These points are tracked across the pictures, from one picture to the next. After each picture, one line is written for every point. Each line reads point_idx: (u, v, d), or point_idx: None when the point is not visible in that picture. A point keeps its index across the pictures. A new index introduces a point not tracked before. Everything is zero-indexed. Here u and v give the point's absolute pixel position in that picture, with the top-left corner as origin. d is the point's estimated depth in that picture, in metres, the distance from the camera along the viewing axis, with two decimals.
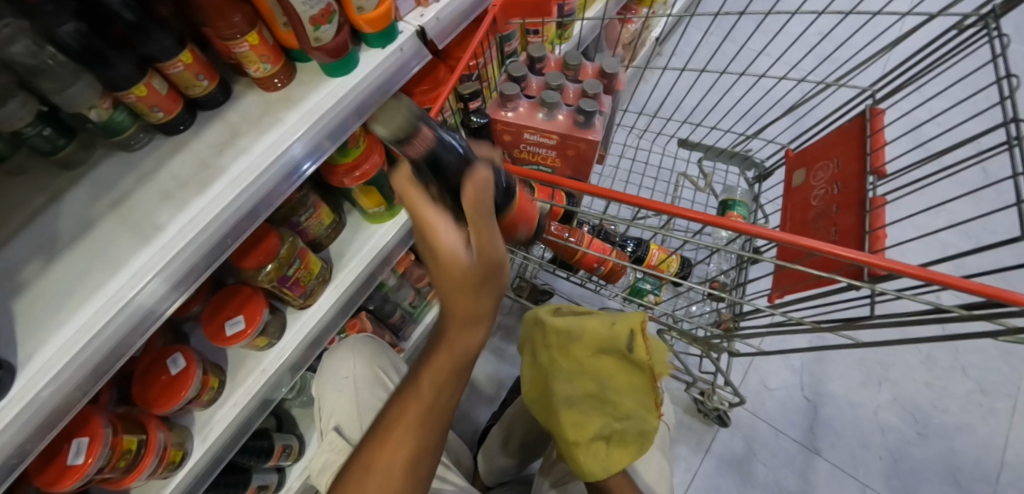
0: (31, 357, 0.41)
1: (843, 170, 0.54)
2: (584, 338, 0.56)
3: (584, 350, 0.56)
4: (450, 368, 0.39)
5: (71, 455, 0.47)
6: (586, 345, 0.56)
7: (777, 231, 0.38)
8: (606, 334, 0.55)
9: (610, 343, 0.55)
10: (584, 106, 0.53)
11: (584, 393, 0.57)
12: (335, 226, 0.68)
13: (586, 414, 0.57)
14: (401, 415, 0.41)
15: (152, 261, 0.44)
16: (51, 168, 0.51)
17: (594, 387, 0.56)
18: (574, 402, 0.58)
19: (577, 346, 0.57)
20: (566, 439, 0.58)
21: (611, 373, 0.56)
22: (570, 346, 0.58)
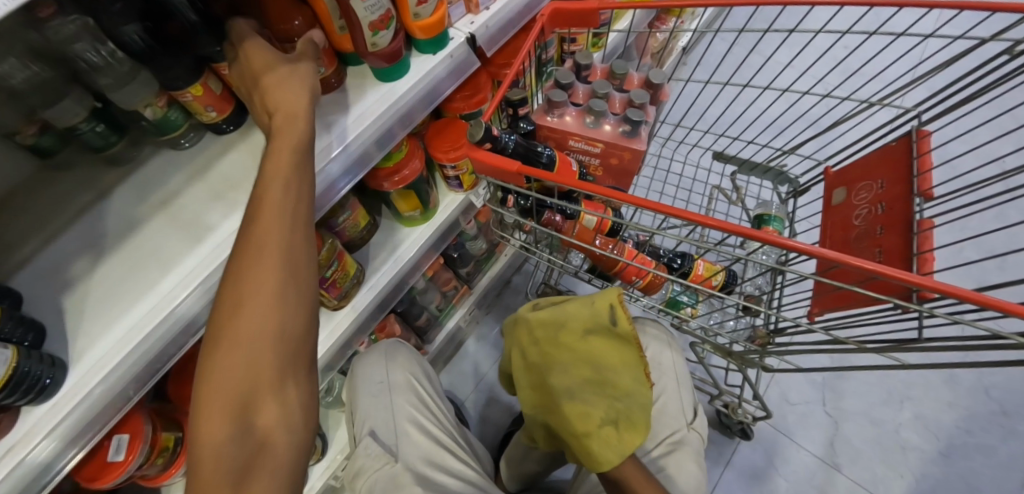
0: (84, 354, 0.41)
1: (889, 191, 0.54)
2: (572, 320, 0.49)
3: (573, 334, 0.49)
4: (290, 266, 0.33)
5: (111, 453, 0.47)
6: (575, 327, 0.49)
7: (824, 250, 0.38)
8: (586, 313, 0.48)
9: (592, 320, 0.48)
10: (631, 115, 0.53)
11: (583, 381, 0.49)
12: (369, 228, 0.69)
13: (591, 404, 0.48)
14: (234, 330, 0.32)
15: (205, 263, 0.44)
16: (101, 164, 0.52)
17: (591, 373, 0.49)
18: (579, 395, 0.48)
19: (564, 333, 0.49)
20: (576, 436, 0.49)
21: (602, 349, 0.49)
22: (564, 333, 0.49)
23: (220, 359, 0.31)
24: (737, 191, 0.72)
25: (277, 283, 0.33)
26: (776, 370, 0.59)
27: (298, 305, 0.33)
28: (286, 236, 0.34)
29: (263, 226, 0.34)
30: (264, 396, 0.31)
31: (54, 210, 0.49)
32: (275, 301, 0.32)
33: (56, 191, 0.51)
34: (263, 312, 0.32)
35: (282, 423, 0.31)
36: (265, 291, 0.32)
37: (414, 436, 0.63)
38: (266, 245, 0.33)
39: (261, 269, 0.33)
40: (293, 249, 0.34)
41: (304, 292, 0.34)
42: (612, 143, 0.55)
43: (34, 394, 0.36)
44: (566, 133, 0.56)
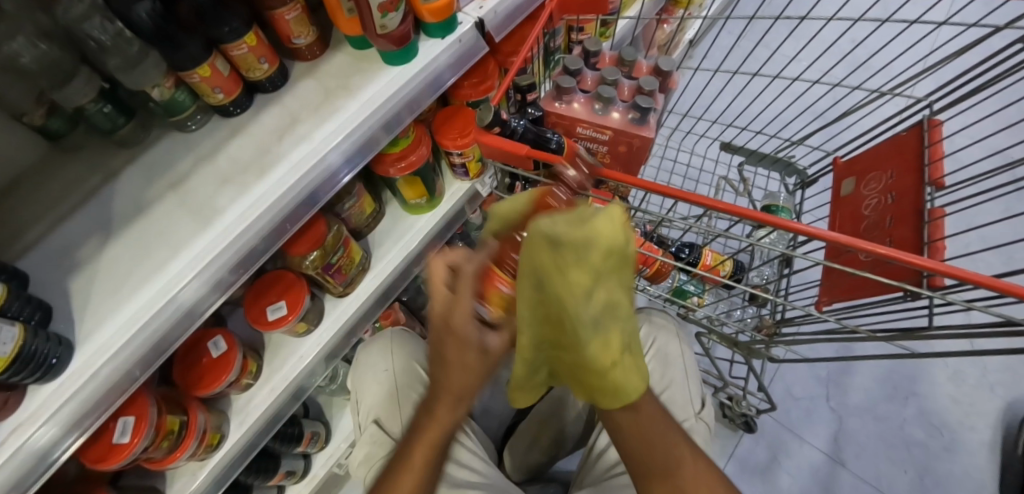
0: (91, 334, 0.41)
1: (899, 181, 0.53)
2: (588, 243, 0.33)
3: (578, 252, 0.33)
4: (432, 448, 0.35)
5: (117, 434, 0.47)
6: (581, 247, 0.33)
7: (835, 232, 0.37)
8: (616, 228, 0.33)
9: (622, 241, 0.34)
10: (641, 102, 0.52)
11: (601, 310, 0.35)
12: (375, 216, 0.69)
13: (607, 340, 0.36)
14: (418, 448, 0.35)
15: (212, 244, 0.44)
16: (108, 146, 0.51)
17: (606, 300, 0.36)
18: (598, 334, 0.36)
19: (586, 257, 0.33)
20: (598, 380, 0.38)
21: (609, 270, 0.35)
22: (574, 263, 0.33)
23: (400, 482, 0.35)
24: (744, 182, 0.71)
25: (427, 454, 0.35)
26: (783, 360, 0.58)
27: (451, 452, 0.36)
28: (468, 380, 0.34)
29: (450, 382, 0.34)
30: None
31: (62, 191, 0.49)
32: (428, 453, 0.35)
33: (64, 173, 0.51)
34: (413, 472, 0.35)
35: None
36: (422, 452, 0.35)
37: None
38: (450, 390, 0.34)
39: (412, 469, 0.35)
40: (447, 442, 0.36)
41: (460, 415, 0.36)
42: (621, 129, 0.55)
43: (39, 373, 0.36)
44: (574, 119, 0.56)
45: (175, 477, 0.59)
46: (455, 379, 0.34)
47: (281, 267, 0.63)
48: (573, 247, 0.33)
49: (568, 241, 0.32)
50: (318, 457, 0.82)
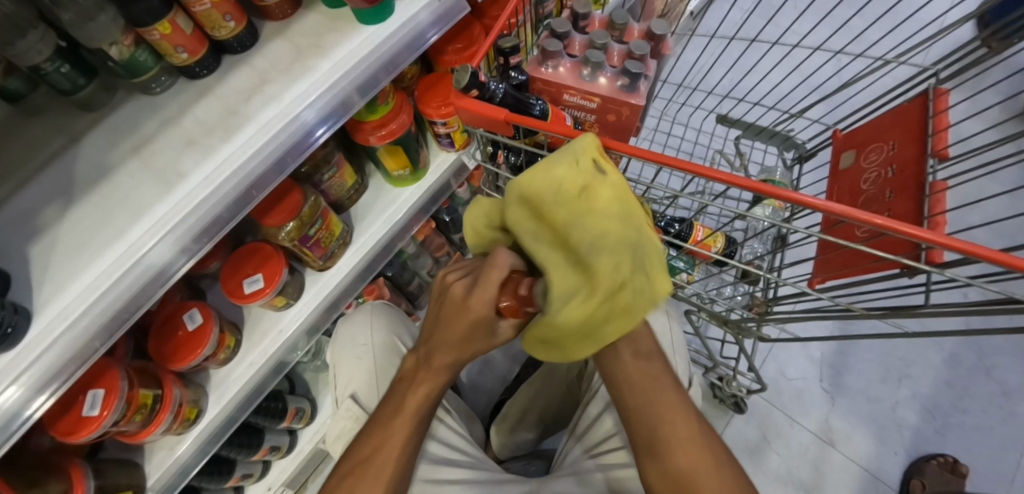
0: (49, 302, 0.40)
1: (901, 153, 0.51)
2: (587, 187, 0.37)
3: (590, 190, 0.37)
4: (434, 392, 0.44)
5: (86, 407, 0.46)
6: (603, 193, 0.36)
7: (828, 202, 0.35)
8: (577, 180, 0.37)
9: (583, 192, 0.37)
10: (630, 67, 0.49)
11: (610, 239, 0.35)
12: (357, 188, 0.66)
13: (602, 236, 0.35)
14: (392, 422, 0.44)
15: (175, 210, 0.42)
16: (71, 108, 0.49)
17: (609, 235, 0.35)
18: (599, 236, 0.35)
19: (562, 199, 0.36)
20: (577, 333, 0.35)
21: (622, 204, 0.38)
22: (581, 195, 0.37)
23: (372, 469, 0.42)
24: (740, 157, 0.69)
25: (422, 404, 0.43)
26: (772, 339, 0.57)
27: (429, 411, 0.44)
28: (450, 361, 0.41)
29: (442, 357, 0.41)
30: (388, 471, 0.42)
31: (22, 155, 0.47)
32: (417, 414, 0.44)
33: (26, 136, 0.48)
34: (409, 437, 0.43)
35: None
36: (399, 431, 0.43)
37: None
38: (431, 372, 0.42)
39: (396, 445, 0.43)
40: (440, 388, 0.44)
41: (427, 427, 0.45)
42: (608, 96, 0.52)
43: None
44: (561, 85, 0.53)
45: (153, 451, 0.59)
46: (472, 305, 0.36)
47: (259, 239, 0.61)
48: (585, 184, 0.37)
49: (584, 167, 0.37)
50: (303, 432, 0.82)
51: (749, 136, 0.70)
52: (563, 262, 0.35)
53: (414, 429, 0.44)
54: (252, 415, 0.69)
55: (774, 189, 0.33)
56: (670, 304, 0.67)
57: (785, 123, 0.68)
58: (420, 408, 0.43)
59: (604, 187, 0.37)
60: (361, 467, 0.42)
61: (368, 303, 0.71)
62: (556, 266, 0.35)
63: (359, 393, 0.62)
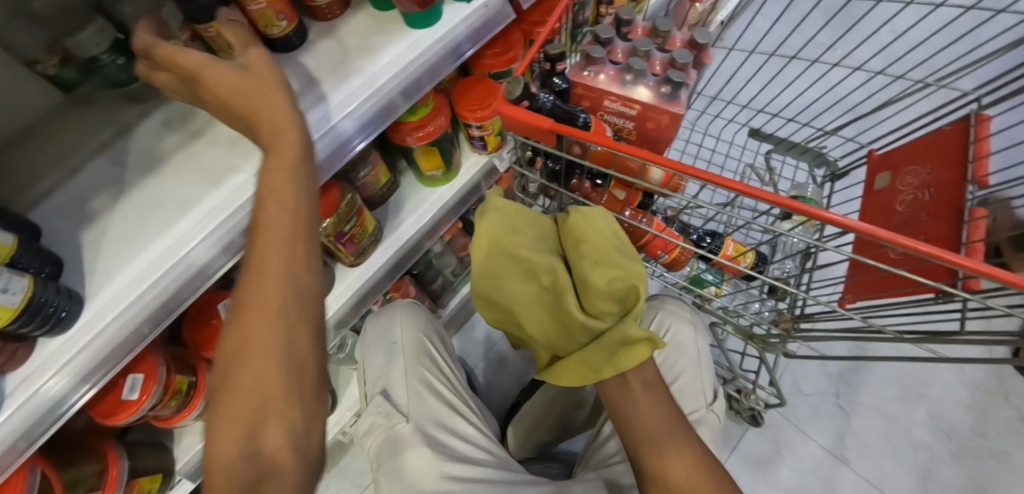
0: (100, 289, 0.42)
1: (939, 177, 0.51)
2: (586, 233, 0.45)
3: (580, 241, 0.45)
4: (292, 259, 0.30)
5: (126, 391, 0.47)
6: (601, 241, 0.45)
7: (854, 220, 0.37)
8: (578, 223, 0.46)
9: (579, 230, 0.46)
10: (674, 76, 0.50)
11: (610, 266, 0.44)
12: (389, 186, 0.67)
13: (597, 273, 0.42)
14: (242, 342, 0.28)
15: (224, 203, 0.43)
16: (121, 100, 0.50)
17: (606, 274, 0.42)
18: (596, 276, 0.42)
19: (583, 244, 0.45)
20: (597, 355, 0.43)
21: (621, 245, 0.46)
22: (575, 246, 0.46)
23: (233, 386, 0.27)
24: (772, 172, 0.69)
25: (281, 357, 0.28)
26: (798, 356, 0.57)
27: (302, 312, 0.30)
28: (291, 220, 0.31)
29: (267, 232, 0.30)
30: (276, 416, 0.27)
31: (74, 143, 0.48)
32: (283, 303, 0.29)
33: (75, 125, 0.50)
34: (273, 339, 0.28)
35: (290, 442, 0.27)
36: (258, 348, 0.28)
37: (430, 401, 0.62)
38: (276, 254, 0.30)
39: (256, 366, 0.27)
40: (299, 265, 0.30)
41: (306, 314, 0.30)
42: (650, 104, 0.52)
43: (49, 324, 0.38)
44: (603, 91, 0.53)
45: (182, 435, 0.61)
46: (259, 100, 0.33)
47: None
48: (583, 234, 0.46)
49: (585, 220, 0.46)
50: None
51: (781, 152, 0.71)
52: (546, 306, 0.46)
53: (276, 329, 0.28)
54: None
55: (808, 208, 0.34)
56: (696, 315, 0.68)
57: (818, 140, 0.68)
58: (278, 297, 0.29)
59: (606, 235, 0.46)
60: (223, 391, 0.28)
61: (395, 301, 0.73)
62: (543, 312, 0.46)
63: (390, 391, 0.62)
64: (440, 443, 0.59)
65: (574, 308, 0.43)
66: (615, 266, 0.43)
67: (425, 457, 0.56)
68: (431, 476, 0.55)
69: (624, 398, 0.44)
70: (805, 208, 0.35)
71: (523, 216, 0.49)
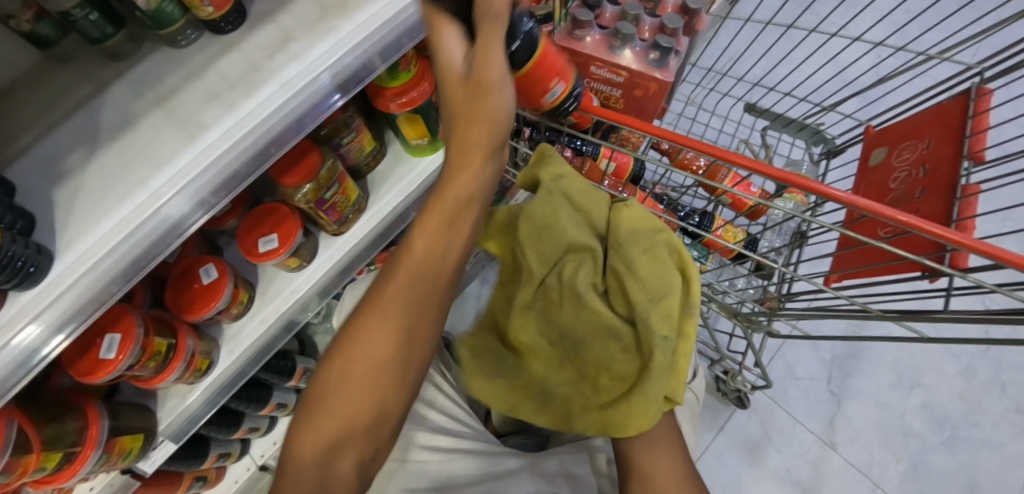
0: (71, 246, 0.42)
1: (936, 151, 0.48)
2: (641, 259, 0.47)
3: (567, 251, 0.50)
4: (418, 304, 0.33)
5: (104, 350, 0.47)
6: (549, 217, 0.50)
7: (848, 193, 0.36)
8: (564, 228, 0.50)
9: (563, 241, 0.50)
10: (662, 42, 0.49)
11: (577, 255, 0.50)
12: (375, 154, 0.66)
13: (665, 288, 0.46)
14: (337, 371, 0.31)
15: (196, 161, 0.42)
16: (99, 59, 0.49)
17: (649, 269, 0.46)
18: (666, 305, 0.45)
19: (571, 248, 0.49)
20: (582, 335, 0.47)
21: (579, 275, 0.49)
22: (624, 275, 0.46)
23: (317, 419, 0.30)
24: (767, 148, 0.67)
25: (326, 452, 0.29)
26: (782, 336, 0.56)
27: (400, 381, 0.32)
28: (428, 280, 0.33)
29: (395, 287, 0.33)
30: (352, 447, 0.30)
31: (48, 102, 0.48)
32: (388, 351, 0.31)
33: (53, 85, 0.49)
34: (376, 382, 0.31)
35: (358, 478, 0.30)
36: (354, 385, 0.30)
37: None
38: (396, 301, 0.32)
39: (341, 409, 0.30)
40: (445, 270, 0.34)
41: (420, 352, 0.33)
42: (637, 71, 0.51)
43: (18, 280, 0.37)
44: (589, 56, 0.52)
45: (166, 397, 0.62)
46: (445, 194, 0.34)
47: (276, 200, 0.62)
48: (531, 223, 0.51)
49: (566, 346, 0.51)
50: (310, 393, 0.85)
51: (777, 128, 0.69)
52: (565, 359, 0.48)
53: (384, 404, 0.31)
54: (262, 371, 0.71)
55: (800, 178, 0.33)
56: None
57: (816, 116, 0.66)
58: (394, 335, 0.31)
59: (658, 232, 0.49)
60: (319, 392, 0.31)
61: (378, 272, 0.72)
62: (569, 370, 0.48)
63: None
64: (417, 411, 0.60)
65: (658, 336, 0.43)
66: (662, 267, 0.47)
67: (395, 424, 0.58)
68: (407, 447, 0.57)
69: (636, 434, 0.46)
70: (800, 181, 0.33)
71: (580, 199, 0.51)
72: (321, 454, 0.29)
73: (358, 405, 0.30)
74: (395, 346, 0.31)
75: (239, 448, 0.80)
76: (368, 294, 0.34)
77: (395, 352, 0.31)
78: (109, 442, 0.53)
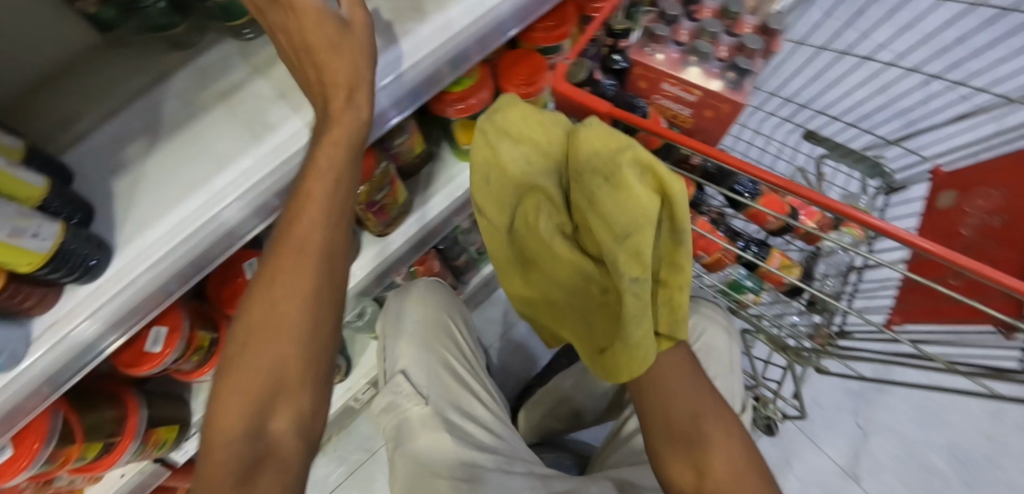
0: (129, 241, 0.41)
1: (1013, 201, 0.46)
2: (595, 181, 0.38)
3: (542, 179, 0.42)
4: (325, 255, 0.35)
5: (149, 343, 0.48)
6: (524, 138, 0.42)
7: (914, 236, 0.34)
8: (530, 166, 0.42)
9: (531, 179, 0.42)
10: (740, 62, 0.48)
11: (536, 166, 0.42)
12: (423, 157, 0.65)
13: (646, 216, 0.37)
14: (254, 357, 0.33)
15: (262, 162, 0.41)
16: (161, 46, 0.48)
17: (609, 205, 0.37)
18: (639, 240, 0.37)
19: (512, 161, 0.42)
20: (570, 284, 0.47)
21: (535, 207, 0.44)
22: (589, 211, 0.39)
23: (219, 402, 0.32)
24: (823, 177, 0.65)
25: (242, 419, 0.31)
26: (833, 374, 0.55)
27: (310, 360, 0.35)
28: (324, 236, 0.35)
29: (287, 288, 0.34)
30: (282, 403, 0.33)
31: (108, 87, 0.47)
32: (280, 336, 0.33)
33: (112, 69, 0.48)
34: (293, 364, 0.33)
35: (293, 434, 0.33)
36: (278, 328, 0.33)
37: (447, 380, 0.63)
38: (290, 253, 0.34)
39: (240, 386, 0.32)
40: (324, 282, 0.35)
41: (314, 344, 0.35)
42: (712, 91, 0.49)
43: (79, 274, 0.38)
44: (663, 73, 0.50)
45: (201, 388, 0.62)
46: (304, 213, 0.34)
47: None
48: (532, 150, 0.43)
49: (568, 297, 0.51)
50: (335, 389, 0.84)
51: (835, 157, 0.67)
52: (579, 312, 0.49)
53: (303, 335, 0.34)
54: None
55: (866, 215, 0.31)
56: (729, 320, 0.68)
57: (878, 148, 0.64)
58: (297, 304, 0.34)
59: (622, 150, 0.36)
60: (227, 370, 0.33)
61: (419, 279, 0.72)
62: (575, 318, 0.50)
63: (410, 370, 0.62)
64: (456, 427, 0.60)
65: (627, 278, 0.38)
66: (630, 202, 0.36)
67: (440, 438, 0.58)
68: (452, 465, 0.57)
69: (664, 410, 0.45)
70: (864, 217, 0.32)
71: (521, 127, 0.41)
72: (240, 426, 0.31)
73: (248, 392, 0.32)
74: (305, 295, 0.34)
75: None
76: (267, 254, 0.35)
77: (297, 338, 0.34)
78: (147, 433, 0.53)
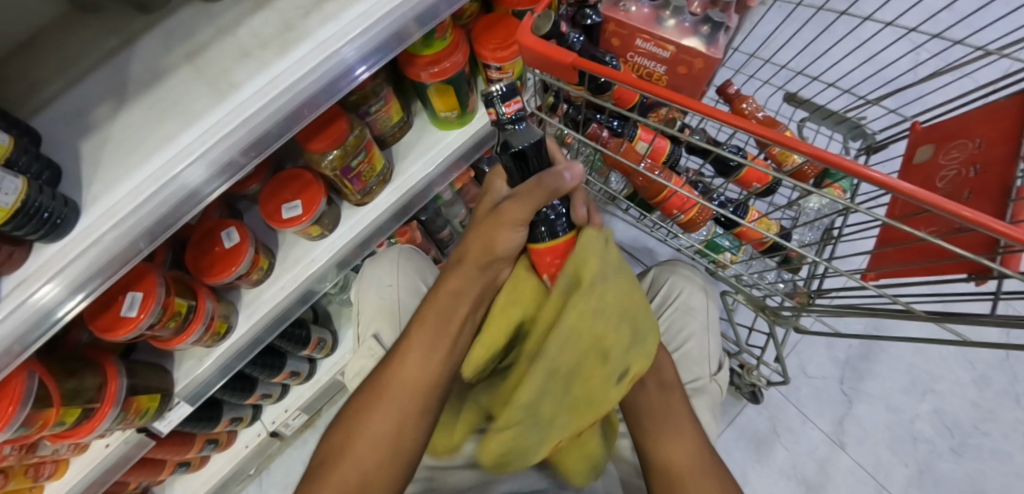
0: (97, 199, 0.41)
1: (987, 151, 0.46)
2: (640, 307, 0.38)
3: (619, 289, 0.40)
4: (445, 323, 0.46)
5: (125, 308, 0.47)
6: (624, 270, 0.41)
7: (888, 176, 0.32)
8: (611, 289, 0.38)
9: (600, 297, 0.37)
10: (716, 16, 0.47)
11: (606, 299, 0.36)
12: (401, 125, 0.65)
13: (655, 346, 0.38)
14: (387, 381, 0.44)
15: (227, 118, 0.41)
16: (127, 10, 0.48)
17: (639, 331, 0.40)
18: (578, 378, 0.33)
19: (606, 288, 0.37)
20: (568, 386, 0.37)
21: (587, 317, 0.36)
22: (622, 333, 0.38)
23: (368, 416, 0.43)
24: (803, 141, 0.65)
25: (390, 428, 0.42)
26: (810, 331, 0.54)
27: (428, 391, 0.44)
28: (436, 353, 0.45)
29: (417, 337, 0.46)
30: (404, 431, 0.42)
31: (77, 52, 0.46)
32: (417, 367, 0.45)
33: (81, 33, 0.48)
34: (420, 383, 0.44)
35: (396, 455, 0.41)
36: (392, 393, 0.44)
37: None
38: (412, 364, 0.45)
39: (385, 408, 0.43)
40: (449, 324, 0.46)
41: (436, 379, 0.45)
42: (683, 46, 0.49)
43: (43, 231, 0.37)
44: (636, 29, 0.50)
45: (182, 360, 0.62)
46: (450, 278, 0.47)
47: (300, 166, 0.61)
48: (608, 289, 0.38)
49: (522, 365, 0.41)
50: (322, 363, 0.87)
51: (816, 120, 0.67)
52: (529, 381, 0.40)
53: (408, 434, 0.42)
54: (278, 339, 0.72)
55: (843, 162, 0.29)
56: (707, 280, 0.68)
57: (858, 109, 0.64)
58: (426, 343, 0.45)
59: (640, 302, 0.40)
60: (369, 399, 0.44)
61: (393, 246, 0.73)
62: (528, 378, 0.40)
63: (381, 334, 0.65)
64: None
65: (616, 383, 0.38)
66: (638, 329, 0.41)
67: None
68: None
69: (672, 449, 0.45)
70: (831, 160, 0.30)
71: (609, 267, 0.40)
72: (380, 436, 0.41)
73: (393, 409, 0.43)
74: (417, 377, 0.44)
75: (251, 413, 0.81)
76: (389, 362, 0.46)
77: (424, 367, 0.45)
78: (127, 401, 0.53)
